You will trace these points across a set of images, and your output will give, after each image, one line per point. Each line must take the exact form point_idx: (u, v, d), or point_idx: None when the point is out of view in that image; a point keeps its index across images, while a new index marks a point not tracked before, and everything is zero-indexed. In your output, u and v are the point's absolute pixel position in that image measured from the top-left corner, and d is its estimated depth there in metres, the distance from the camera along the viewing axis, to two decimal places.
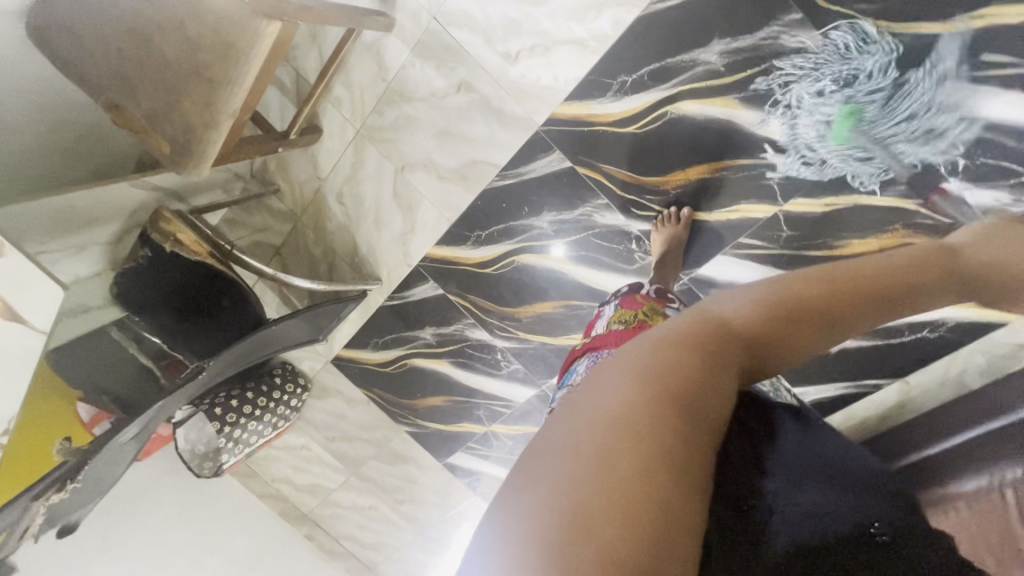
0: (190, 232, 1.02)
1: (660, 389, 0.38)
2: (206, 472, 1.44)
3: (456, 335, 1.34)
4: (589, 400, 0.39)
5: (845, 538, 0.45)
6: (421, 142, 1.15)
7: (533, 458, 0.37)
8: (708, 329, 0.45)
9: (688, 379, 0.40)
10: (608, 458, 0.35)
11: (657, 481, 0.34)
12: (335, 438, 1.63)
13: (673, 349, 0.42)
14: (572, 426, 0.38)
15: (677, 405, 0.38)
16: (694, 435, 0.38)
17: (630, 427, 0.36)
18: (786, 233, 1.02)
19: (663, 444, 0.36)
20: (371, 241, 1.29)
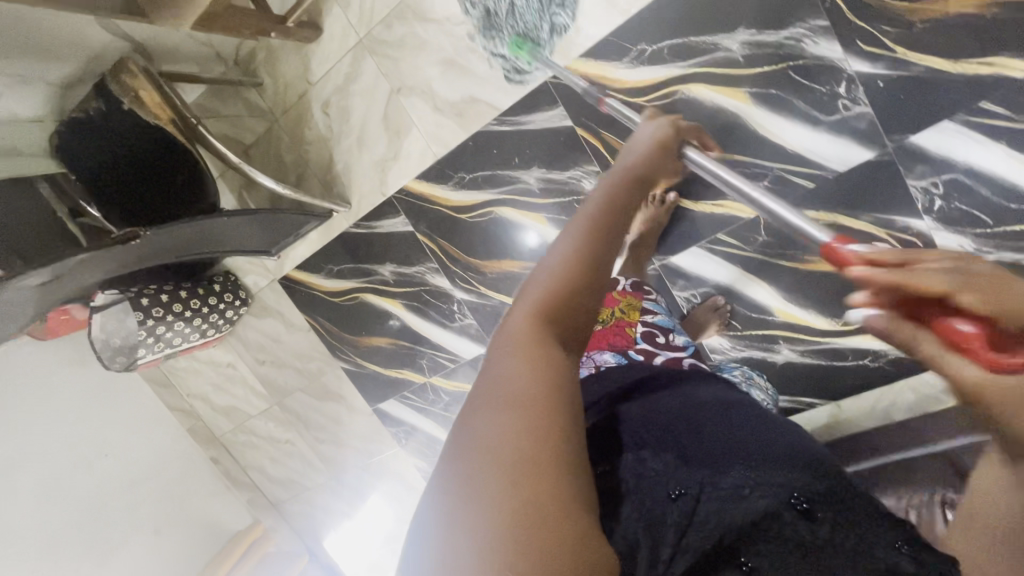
0: (156, 93, 0.92)
1: (507, 398, 0.36)
2: (116, 365, 1.33)
3: (416, 277, 1.29)
4: (460, 439, 0.36)
5: (764, 514, 0.43)
6: (424, 67, 1.10)
7: (426, 516, 0.33)
8: (533, 305, 0.42)
9: (539, 375, 0.37)
10: (492, 484, 0.32)
11: (531, 496, 0.31)
12: (264, 362, 1.55)
13: (510, 354, 0.39)
14: (441, 483, 0.34)
15: (535, 407, 0.35)
16: (559, 424, 0.35)
17: (500, 452, 0.33)
18: (762, 237, 1.03)
19: (528, 456, 0.33)
20: (348, 160, 1.23)
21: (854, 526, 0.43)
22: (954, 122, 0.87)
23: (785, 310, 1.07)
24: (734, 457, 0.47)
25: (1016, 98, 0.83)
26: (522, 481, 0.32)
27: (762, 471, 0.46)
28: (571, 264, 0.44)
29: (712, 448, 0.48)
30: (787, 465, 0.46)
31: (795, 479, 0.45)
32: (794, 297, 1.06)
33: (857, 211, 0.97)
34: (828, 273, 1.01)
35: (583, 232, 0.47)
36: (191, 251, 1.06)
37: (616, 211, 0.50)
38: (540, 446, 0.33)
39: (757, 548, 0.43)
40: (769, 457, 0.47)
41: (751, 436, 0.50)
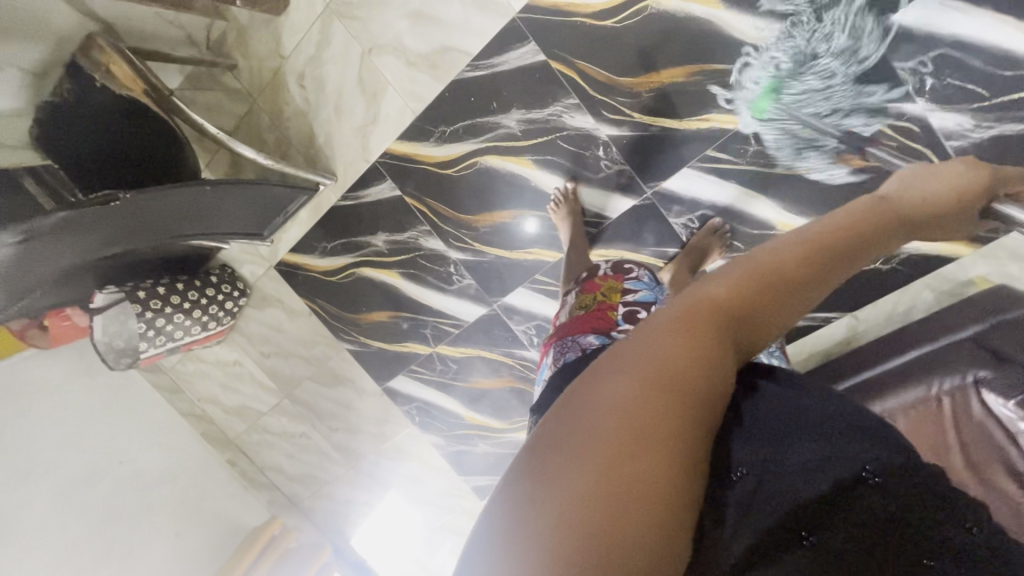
0: (124, 64, 0.93)
1: (651, 377, 0.37)
2: (121, 365, 1.33)
3: (410, 243, 1.28)
4: (592, 386, 0.37)
5: (834, 489, 0.40)
6: (392, 23, 1.09)
7: (541, 454, 0.35)
8: (710, 302, 0.41)
9: (684, 368, 0.37)
10: (613, 454, 0.34)
11: (644, 477, 0.33)
12: (270, 354, 1.54)
13: (669, 333, 0.39)
14: (561, 421, 0.36)
15: (670, 398, 0.36)
16: (685, 426, 0.36)
17: (627, 427, 0.34)
18: (752, 147, 1.00)
19: (653, 443, 0.34)
20: (329, 131, 1.22)
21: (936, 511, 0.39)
22: None
23: (786, 222, 1.05)
24: (796, 437, 0.45)
25: None
26: (638, 462, 0.34)
27: (832, 448, 0.43)
28: (773, 270, 0.42)
29: (770, 424, 0.46)
30: (859, 445, 0.43)
31: (866, 454, 0.42)
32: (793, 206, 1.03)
33: (846, 104, 0.92)
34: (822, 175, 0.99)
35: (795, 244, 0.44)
36: (179, 228, 1.07)
37: (852, 236, 0.45)
38: (665, 436, 0.35)
39: (828, 526, 0.38)
40: (841, 439, 0.44)
41: (818, 417, 0.47)
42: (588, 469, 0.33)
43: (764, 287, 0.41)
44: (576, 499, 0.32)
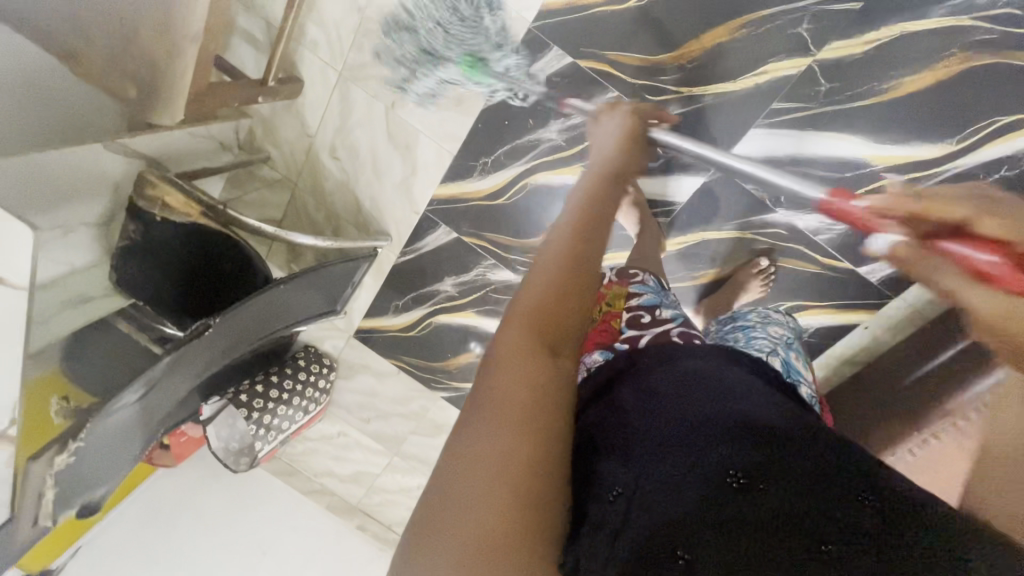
0: (176, 193, 0.95)
1: (501, 407, 0.42)
2: (242, 467, 1.37)
3: (478, 281, 1.25)
4: (458, 444, 0.42)
5: (706, 500, 0.42)
6: (407, 71, 1.07)
7: (423, 514, 0.39)
8: (522, 319, 0.49)
9: (528, 385, 0.44)
10: (472, 490, 0.38)
11: (507, 498, 0.38)
12: (371, 419, 1.56)
13: (504, 362, 0.45)
14: (443, 478, 0.40)
15: (522, 422, 0.41)
16: (533, 438, 0.41)
17: (479, 461, 0.40)
18: (824, 86, 0.90)
19: (506, 463, 0.39)
20: (372, 194, 1.22)
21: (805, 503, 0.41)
22: None
23: (882, 156, 0.93)
24: (676, 443, 0.46)
25: None
26: (505, 496, 0.38)
27: (705, 448, 0.45)
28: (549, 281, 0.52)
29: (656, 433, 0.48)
30: (733, 449, 0.45)
31: (734, 458, 0.44)
32: (887, 136, 0.91)
33: (926, 9, 0.81)
34: (914, 94, 0.87)
35: (567, 254, 0.55)
36: (262, 331, 1.09)
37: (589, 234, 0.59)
38: (515, 457, 0.39)
39: (699, 544, 0.39)
40: (717, 439, 0.46)
41: (700, 411, 0.50)
42: (467, 523, 0.37)
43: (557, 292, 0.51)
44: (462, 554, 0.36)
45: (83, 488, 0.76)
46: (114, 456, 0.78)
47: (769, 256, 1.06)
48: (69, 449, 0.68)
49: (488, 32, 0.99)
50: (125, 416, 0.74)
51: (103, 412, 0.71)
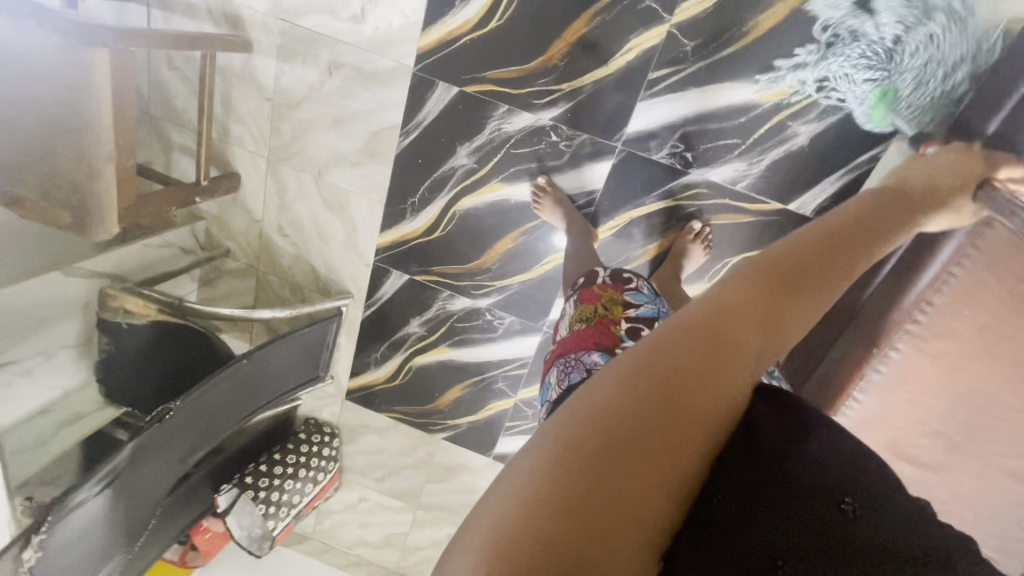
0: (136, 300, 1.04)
1: (654, 388, 0.42)
2: (266, 549, 1.39)
3: (441, 314, 1.28)
4: (594, 399, 0.42)
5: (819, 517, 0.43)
6: (324, 139, 1.16)
7: (541, 440, 0.40)
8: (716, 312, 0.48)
9: (682, 379, 0.43)
10: (593, 447, 0.39)
11: (619, 475, 0.39)
12: (385, 477, 1.57)
13: (675, 341, 0.45)
14: (570, 420, 0.41)
15: (662, 419, 0.42)
16: (663, 439, 0.41)
17: (612, 424, 0.40)
18: (690, 45, 0.93)
19: (635, 441, 0.40)
20: (325, 258, 1.29)
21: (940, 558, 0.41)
22: None
23: (768, 92, 0.94)
24: (803, 457, 0.46)
25: None
26: (629, 468, 0.39)
27: (828, 468, 0.45)
28: (766, 284, 0.50)
29: (782, 440, 0.46)
30: (859, 474, 0.45)
31: (856, 483, 0.44)
32: (766, 73, 0.92)
33: None
34: (775, 28, 0.89)
35: (784, 262, 0.52)
36: (243, 410, 1.15)
37: (825, 257, 0.54)
38: (648, 445, 0.41)
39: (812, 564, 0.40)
40: (842, 461, 0.46)
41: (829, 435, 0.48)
42: (579, 461, 0.38)
43: (770, 300, 0.49)
44: (559, 471, 0.38)
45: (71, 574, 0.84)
46: (90, 541, 0.84)
47: (701, 218, 1.07)
48: (33, 544, 0.74)
49: (920, 69, 0.87)
50: (92, 505, 0.81)
51: (61, 502, 0.77)
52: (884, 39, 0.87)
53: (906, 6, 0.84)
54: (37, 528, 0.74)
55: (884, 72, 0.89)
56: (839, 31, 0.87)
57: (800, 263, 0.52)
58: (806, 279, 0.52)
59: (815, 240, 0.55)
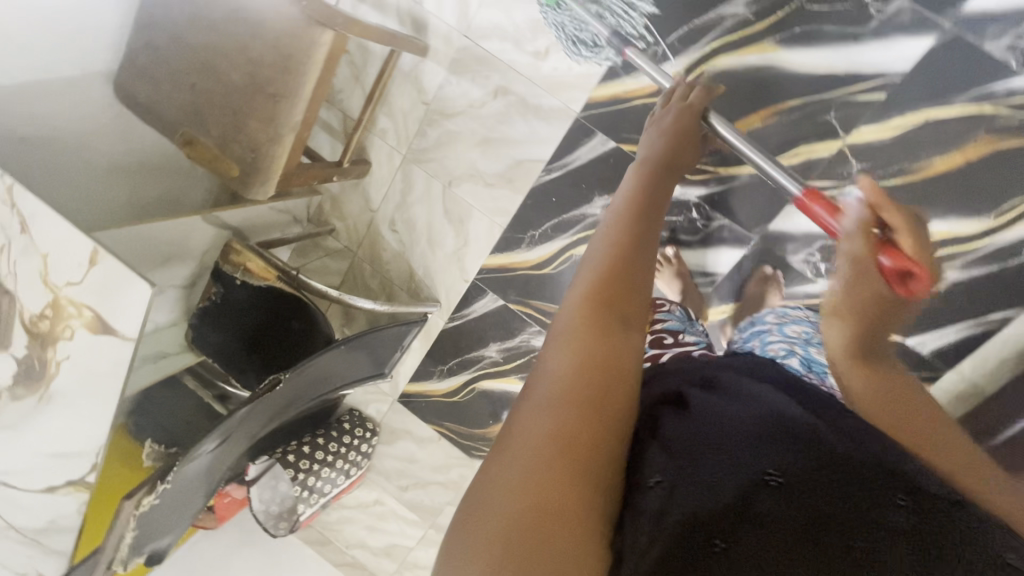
0: (258, 259, 1.04)
1: (562, 396, 0.41)
2: (281, 531, 1.37)
3: (523, 347, 1.28)
4: (517, 432, 0.40)
5: (744, 492, 0.40)
6: (466, 154, 1.19)
7: (474, 496, 0.39)
8: (585, 296, 0.47)
9: (580, 373, 0.42)
10: (519, 481, 0.37)
11: (549, 494, 0.37)
12: (408, 487, 1.54)
13: (564, 338, 0.44)
14: (494, 465, 0.39)
15: (576, 418, 0.40)
16: (580, 435, 0.39)
17: (532, 453, 0.38)
18: (857, 167, 0.96)
19: (552, 454, 0.38)
20: (425, 263, 1.30)
21: (856, 499, 0.41)
22: None
23: None
24: (723, 436, 0.43)
25: None
26: (563, 478, 0.37)
27: (748, 442, 0.43)
28: (613, 258, 0.51)
29: (705, 426, 0.44)
30: (782, 446, 0.43)
31: (785, 457, 0.42)
32: (924, 212, 0.95)
33: (944, 98, 0.89)
34: (945, 173, 0.92)
35: (634, 249, 0.52)
36: (315, 393, 1.13)
37: (645, 216, 0.59)
38: (566, 451, 0.38)
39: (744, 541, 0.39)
40: (768, 436, 0.43)
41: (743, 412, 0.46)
42: (509, 501, 0.37)
43: (620, 269, 0.50)
44: (512, 517, 0.36)
45: (149, 530, 0.77)
46: (184, 502, 0.81)
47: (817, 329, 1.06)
48: (156, 490, 0.72)
49: None
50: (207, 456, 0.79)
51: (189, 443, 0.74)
52: None
53: None
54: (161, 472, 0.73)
55: None
56: None
57: (632, 227, 0.55)
58: (642, 239, 0.55)
59: (633, 205, 0.61)
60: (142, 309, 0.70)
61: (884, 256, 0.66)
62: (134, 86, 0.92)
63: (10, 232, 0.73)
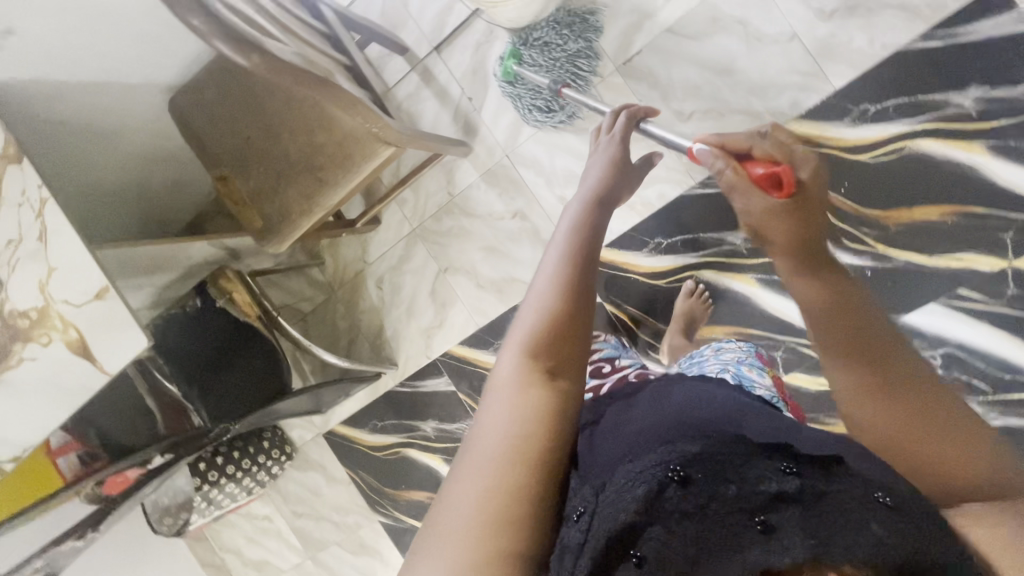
0: (245, 292, 1.08)
1: (493, 459, 0.41)
2: (165, 529, 1.39)
3: (457, 433, 1.37)
4: (448, 501, 0.40)
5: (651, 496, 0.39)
6: (469, 253, 1.27)
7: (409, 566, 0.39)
8: (520, 349, 0.47)
9: (518, 432, 0.42)
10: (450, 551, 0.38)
11: (484, 557, 0.38)
12: (301, 515, 1.56)
13: (503, 395, 0.44)
14: (428, 534, 0.40)
15: (502, 476, 0.41)
16: (511, 493, 0.40)
17: (468, 527, 0.39)
18: None
19: (487, 516, 0.39)
20: (396, 326, 1.37)
21: (752, 474, 0.40)
22: (940, 304, 0.99)
23: None
24: (636, 451, 0.44)
25: (982, 288, 0.97)
26: (495, 537, 0.39)
27: (656, 447, 0.43)
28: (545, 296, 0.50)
29: (619, 447, 0.45)
30: (690, 440, 0.43)
31: (691, 448, 0.42)
32: None
33: None
34: None
35: (574, 282, 0.51)
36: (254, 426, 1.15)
37: (590, 239, 0.56)
38: (501, 514, 0.39)
39: (662, 544, 0.39)
40: (673, 437, 0.44)
41: (662, 421, 0.47)
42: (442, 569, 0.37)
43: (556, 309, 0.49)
44: None
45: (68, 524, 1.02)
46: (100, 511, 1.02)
47: None
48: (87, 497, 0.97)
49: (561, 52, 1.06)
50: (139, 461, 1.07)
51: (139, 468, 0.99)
52: (568, 25, 1.06)
53: (566, 37, 1.06)
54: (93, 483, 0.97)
55: (551, 60, 1.06)
56: (553, 30, 1.06)
57: (571, 253, 0.53)
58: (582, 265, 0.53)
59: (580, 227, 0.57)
60: (133, 351, 0.73)
61: (758, 168, 0.65)
62: (190, 110, 0.95)
63: (25, 232, 0.75)
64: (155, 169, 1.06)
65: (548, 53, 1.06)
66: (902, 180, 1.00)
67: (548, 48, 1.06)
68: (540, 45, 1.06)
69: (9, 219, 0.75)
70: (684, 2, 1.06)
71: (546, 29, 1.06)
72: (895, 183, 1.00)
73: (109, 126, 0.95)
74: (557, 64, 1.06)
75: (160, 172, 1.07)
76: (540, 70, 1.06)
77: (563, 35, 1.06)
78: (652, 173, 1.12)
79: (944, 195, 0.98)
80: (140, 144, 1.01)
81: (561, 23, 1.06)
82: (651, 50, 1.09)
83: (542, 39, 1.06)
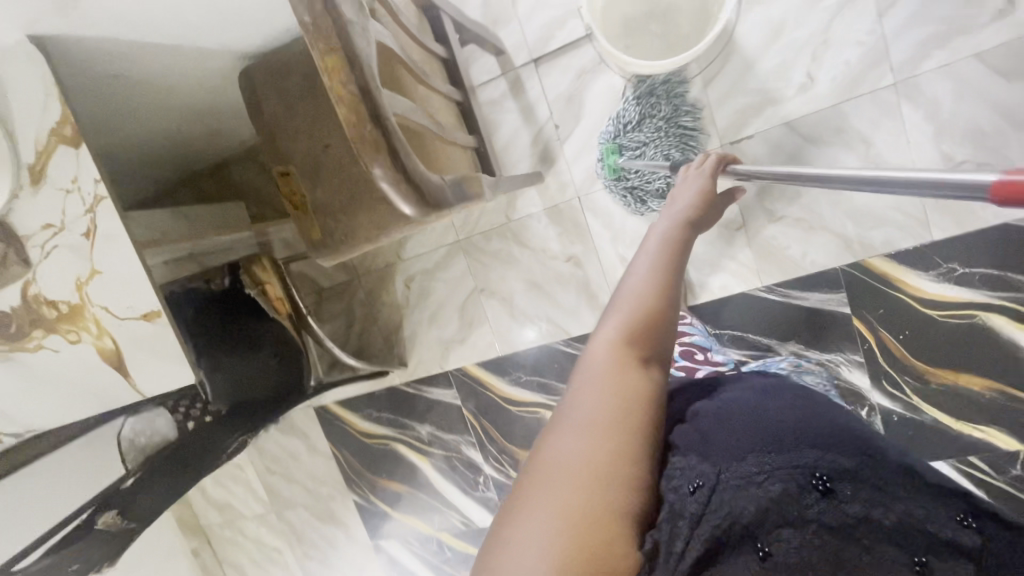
0: (277, 285, 1.09)
1: (599, 420, 0.42)
2: None
3: (452, 443, 1.37)
4: (550, 452, 0.41)
5: (786, 494, 0.39)
6: (511, 280, 1.22)
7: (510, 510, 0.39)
8: (619, 329, 0.50)
9: (622, 395, 0.44)
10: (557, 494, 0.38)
11: (589, 497, 0.38)
12: (274, 472, 1.56)
13: (605, 368, 0.46)
14: (529, 478, 0.40)
15: (607, 432, 0.41)
16: (614, 447, 0.40)
17: (574, 473, 0.39)
18: None
19: (591, 465, 0.39)
20: (416, 329, 1.32)
21: (902, 504, 0.40)
22: (947, 466, 1.03)
23: None
24: (757, 443, 0.43)
25: (994, 463, 1.01)
26: (599, 484, 0.38)
27: (783, 446, 0.42)
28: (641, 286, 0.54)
29: (736, 434, 0.44)
30: (817, 446, 0.42)
31: (826, 458, 0.41)
32: None
33: None
34: None
35: (669, 276, 0.55)
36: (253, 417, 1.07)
37: (678, 247, 0.61)
38: (607, 469, 0.39)
39: (790, 538, 0.38)
40: (792, 435, 0.43)
41: (776, 417, 0.46)
42: (547, 507, 0.37)
43: (652, 299, 0.53)
44: (553, 527, 0.36)
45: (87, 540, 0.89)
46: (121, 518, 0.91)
47: None
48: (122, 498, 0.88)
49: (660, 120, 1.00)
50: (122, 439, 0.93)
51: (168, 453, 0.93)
52: (662, 95, 1.00)
53: (659, 108, 1.00)
54: (118, 486, 0.90)
55: (650, 134, 1.00)
56: (647, 104, 1.00)
57: (663, 255, 0.58)
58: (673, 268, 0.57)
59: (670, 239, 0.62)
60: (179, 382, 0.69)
61: None
62: (259, 80, 0.82)
63: (69, 223, 0.65)
64: (197, 113, 0.93)
65: (643, 133, 1.00)
66: (959, 345, 1.00)
67: (644, 127, 1.00)
68: (635, 129, 1.00)
69: (49, 203, 0.65)
70: (815, 101, 0.98)
71: (637, 104, 1.00)
72: (956, 346, 1.00)
73: (168, 82, 0.81)
74: (653, 143, 1.00)
75: (201, 115, 0.94)
76: (643, 150, 1.00)
77: (658, 108, 1.00)
78: (722, 263, 1.09)
79: (996, 371, 0.98)
80: (190, 95, 0.87)
81: (651, 94, 1.00)
82: (763, 140, 1.01)
83: (635, 110, 1.00)
